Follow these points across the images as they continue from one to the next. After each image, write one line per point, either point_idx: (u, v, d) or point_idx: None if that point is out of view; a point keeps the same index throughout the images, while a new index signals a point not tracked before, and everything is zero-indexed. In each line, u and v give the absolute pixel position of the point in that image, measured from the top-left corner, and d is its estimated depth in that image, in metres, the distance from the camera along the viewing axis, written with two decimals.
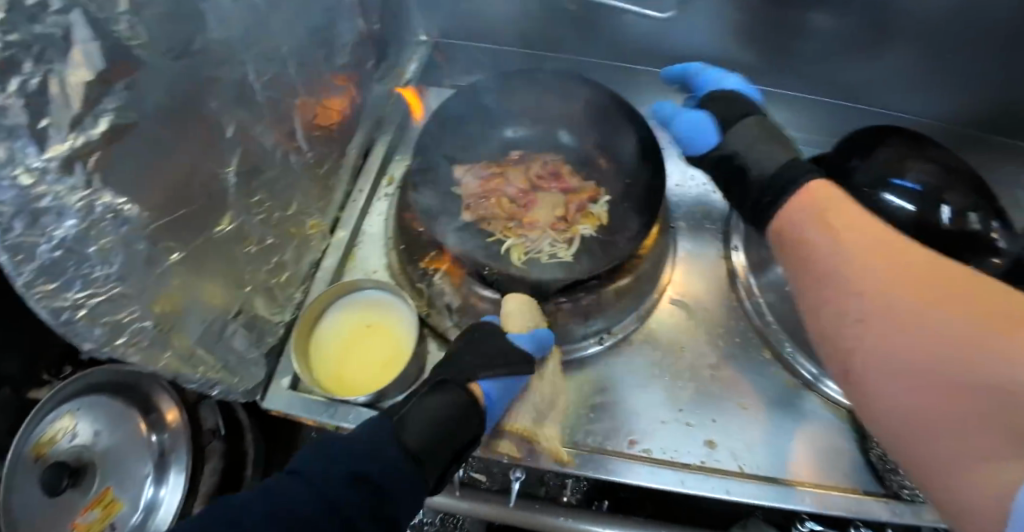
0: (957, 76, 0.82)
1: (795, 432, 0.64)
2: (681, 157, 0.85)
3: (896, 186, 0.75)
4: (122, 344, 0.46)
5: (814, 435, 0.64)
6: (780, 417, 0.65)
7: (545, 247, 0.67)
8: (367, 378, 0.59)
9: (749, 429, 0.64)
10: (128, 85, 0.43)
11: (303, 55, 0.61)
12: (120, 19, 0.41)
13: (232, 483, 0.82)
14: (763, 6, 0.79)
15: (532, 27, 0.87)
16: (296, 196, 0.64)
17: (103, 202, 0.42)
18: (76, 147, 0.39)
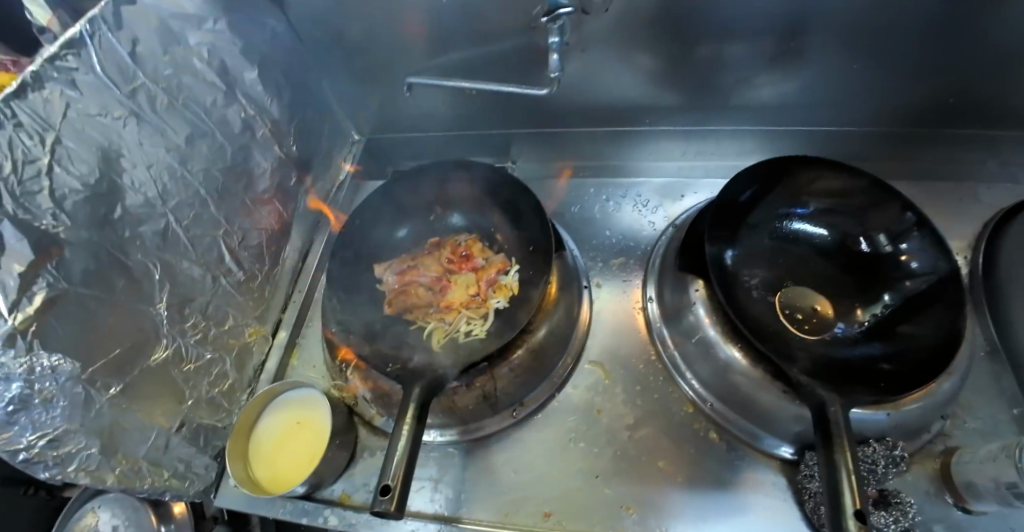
0: (872, 77, 0.83)
1: (722, 490, 0.64)
2: (598, 215, 0.90)
3: (800, 216, 0.78)
4: (73, 470, 0.55)
5: (742, 492, 0.64)
6: (705, 475, 0.65)
7: (462, 326, 0.71)
8: (295, 472, 0.66)
9: (671, 491, 0.64)
10: (56, 263, 0.53)
11: (222, 191, 0.71)
12: (43, 214, 0.52)
13: None
14: (661, 59, 0.82)
15: (448, 115, 0.94)
16: (231, 311, 0.72)
17: (42, 363, 0.52)
18: (16, 324, 0.49)
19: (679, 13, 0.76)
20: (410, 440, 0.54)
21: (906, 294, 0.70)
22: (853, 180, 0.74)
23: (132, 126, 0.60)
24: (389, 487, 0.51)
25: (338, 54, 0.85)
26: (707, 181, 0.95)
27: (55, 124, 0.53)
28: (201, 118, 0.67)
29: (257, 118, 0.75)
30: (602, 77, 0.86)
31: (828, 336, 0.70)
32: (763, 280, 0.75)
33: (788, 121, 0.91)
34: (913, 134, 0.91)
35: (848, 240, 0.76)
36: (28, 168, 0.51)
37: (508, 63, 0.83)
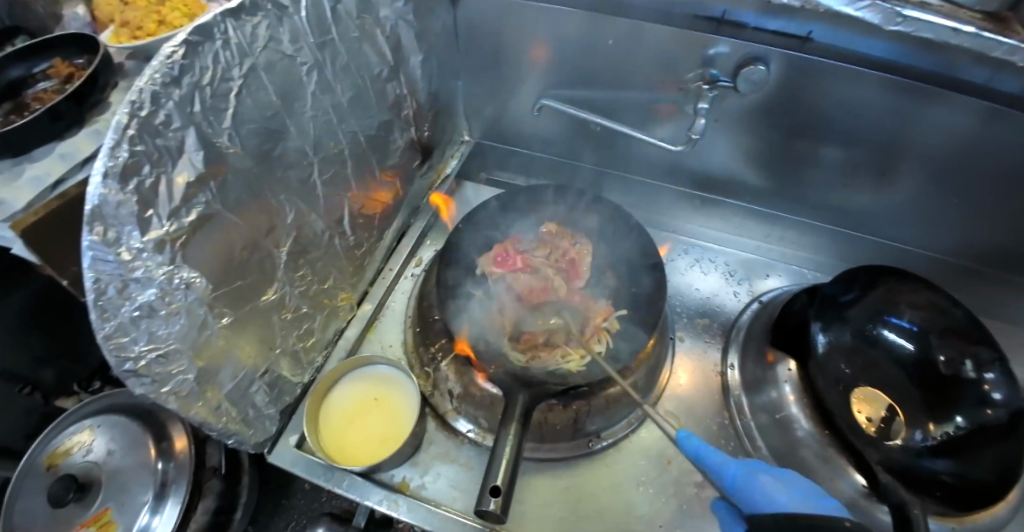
0: (950, 218, 0.86)
1: None
2: (682, 272, 0.95)
3: (893, 324, 0.81)
4: (166, 392, 0.52)
5: None
6: None
7: (558, 361, 0.68)
8: (368, 449, 0.68)
9: None
10: (218, 183, 0.53)
11: (360, 156, 0.73)
12: (222, 132, 0.52)
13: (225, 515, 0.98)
14: (774, 142, 0.86)
15: (563, 140, 0.97)
16: (333, 273, 0.74)
17: (180, 276, 0.50)
18: (170, 232, 0.49)
19: (793, 106, 0.79)
20: (516, 451, 0.55)
21: (982, 421, 0.71)
22: (949, 304, 0.76)
23: (313, 75, 0.62)
24: (501, 489, 0.52)
25: (483, 60, 0.90)
26: (791, 266, 0.97)
27: (255, 53, 0.55)
28: (366, 85, 0.70)
29: (407, 98, 0.79)
30: (719, 143, 0.89)
31: (899, 442, 0.73)
32: (847, 372, 0.79)
33: (871, 230, 0.93)
34: (978, 271, 0.91)
35: (933, 359, 0.78)
36: (222, 85, 0.52)
37: (640, 112, 0.87)
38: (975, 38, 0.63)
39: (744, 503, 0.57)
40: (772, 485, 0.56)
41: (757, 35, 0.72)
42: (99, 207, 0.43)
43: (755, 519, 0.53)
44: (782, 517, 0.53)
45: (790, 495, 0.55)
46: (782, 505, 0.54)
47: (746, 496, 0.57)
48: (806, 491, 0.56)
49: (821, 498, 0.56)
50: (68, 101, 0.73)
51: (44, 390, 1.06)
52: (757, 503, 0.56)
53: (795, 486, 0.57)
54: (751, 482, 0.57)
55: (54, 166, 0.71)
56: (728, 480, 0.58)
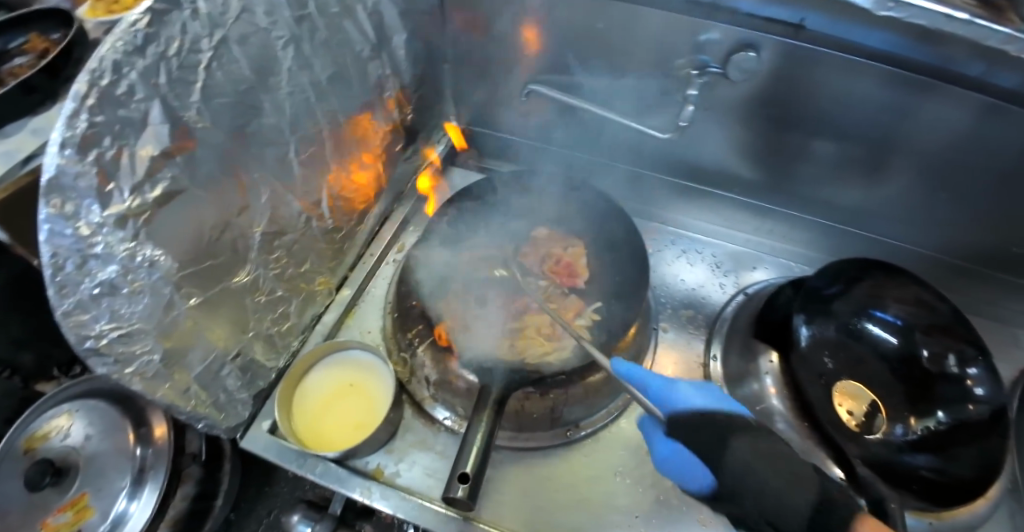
0: (938, 214, 0.85)
1: None
2: (668, 264, 0.94)
3: (878, 318, 0.80)
4: (130, 374, 0.50)
5: None
6: None
7: (528, 348, 0.68)
8: (342, 436, 0.67)
9: None
10: (186, 158, 0.51)
11: (339, 137, 0.71)
12: (190, 106, 0.50)
13: (205, 506, 0.97)
14: (765, 133, 0.84)
15: (551, 127, 0.96)
16: (311, 257, 0.73)
17: (143, 254, 0.49)
18: (132, 207, 0.47)
19: (784, 97, 0.78)
20: (487, 437, 0.55)
21: (965, 417, 0.70)
22: (937, 300, 0.76)
23: (290, 49, 0.60)
24: (469, 476, 0.52)
25: (471, 42, 0.88)
26: (779, 259, 0.97)
27: (227, 24, 0.52)
28: (346, 63, 0.69)
29: (390, 79, 0.78)
30: (709, 133, 0.87)
31: (880, 436, 0.73)
32: (829, 367, 0.77)
33: (861, 225, 0.92)
34: (965, 268, 0.90)
35: (917, 354, 0.77)
36: (190, 56, 0.50)
37: (629, 99, 0.85)
38: (969, 25, 0.61)
39: (663, 404, 0.62)
40: (689, 390, 0.62)
41: (749, 20, 0.69)
42: (56, 179, 0.41)
43: (680, 419, 0.58)
44: (698, 413, 0.59)
45: (698, 395, 0.62)
46: (688, 401, 0.61)
47: (665, 398, 0.62)
48: (710, 391, 0.63)
49: (709, 392, 0.63)
50: (41, 74, 0.71)
51: (23, 372, 1.05)
52: (675, 401, 0.61)
53: (707, 391, 0.63)
54: (671, 389, 0.62)
55: (24, 141, 0.69)
56: (652, 391, 0.63)
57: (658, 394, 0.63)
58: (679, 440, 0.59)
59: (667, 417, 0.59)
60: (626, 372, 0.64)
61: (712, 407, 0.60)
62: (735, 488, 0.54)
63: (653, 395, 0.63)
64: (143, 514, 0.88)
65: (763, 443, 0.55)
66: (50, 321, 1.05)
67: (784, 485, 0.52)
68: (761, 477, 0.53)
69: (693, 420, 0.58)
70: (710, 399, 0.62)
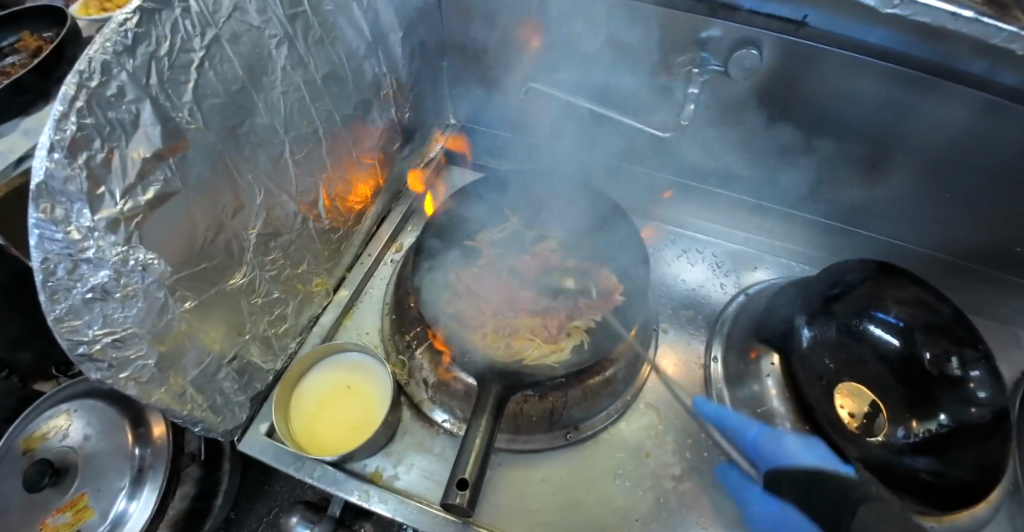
0: (941, 214, 0.84)
1: None
2: (668, 263, 0.94)
3: (879, 319, 0.80)
4: (124, 378, 0.50)
5: None
6: None
7: (528, 352, 0.68)
8: (338, 439, 0.66)
9: None
10: (178, 160, 0.50)
11: (335, 136, 0.71)
12: (182, 106, 0.49)
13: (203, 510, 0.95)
14: (767, 131, 0.83)
15: (550, 125, 0.95)
16: (307, 257, 0.72)
17: (136, 258, 0.48)
18: (124, 211, 0.46)
19: (786, 95, 0.77)
20: (487, 439, 0.54)
21: (967, 419, 0.69)
22: (938, 301, 0.75)
23: (283, 48, 0.59)
24: (468, 483, 0.52)
25: (468, 40, 0.87)
26: (781, 260, 0.95)
27: (218, 23, 0.52)
28: (342, 62, 0.68)
29: (386, 77, 0.77)
30: (710, 131, 0.86)
31: (880, 438, 0.72)
32: (830, 368, 0.77)
33: (862, 224, 0.91)
34: (965, 267, 0.90)
35: (918, 356, 0.76)
36: (181, 56, 0.49)
37: (629, 97, 0.85)
38: (974, 22, 0.61)
39: (763, 460, 0.68)
40: (794, 444, 0.67)
41: (752, 18, 0.69)
42: (46, 183, 0.41)
43: (785, 479, 0.65)
44: (807, 472, 0.65)
45: (806, 451, 0.66)
46: (789, 457, 0.66)
47: (767, 451, 0.68)
48: (814, 445, 0.67)
49: (813, 446, 0.67)
50: (33, 74, 0.70)
51: (21, 373, 1.06)
52: (770, 459, 0.67)
53: (814, 446, 0.67)
54: (772, 439, 0.68)
55: (17, 142, 0.69)
56: (750, 443, 0.69)
57: None
58: (786, 500, 0.66)
59: (768, 472, 0.67)
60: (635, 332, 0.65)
61: (825, 465, 0.65)
62: None
63: None
64: (142, 515, 0.88)
65: (888, 509, 0.62)
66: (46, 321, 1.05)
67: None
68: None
69: None
70: (816, 454, 0.66)
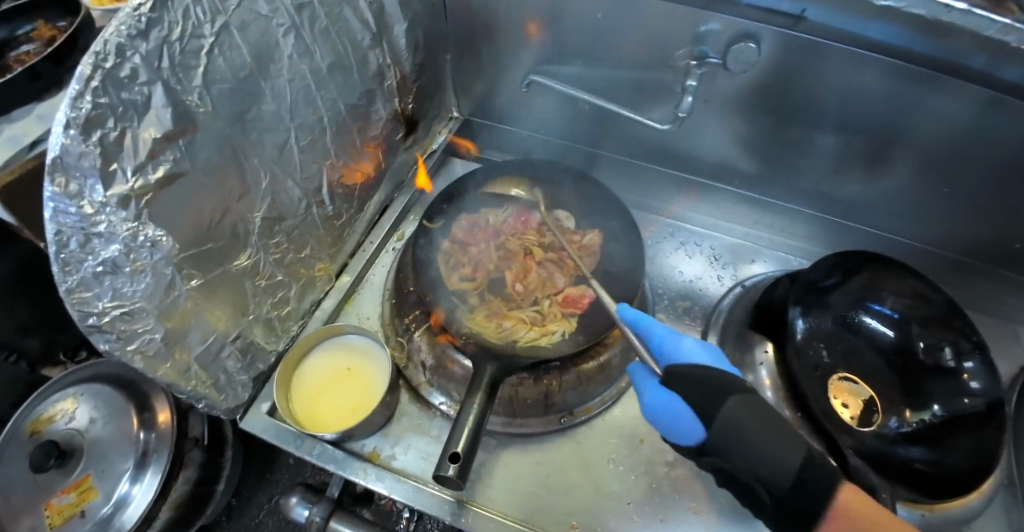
0: (939, 208, 0.85)
1: None
2: (666, 256, 0.95)
3: (874, 311, 0.81)
4: (132, 351, 0.52)
5: None
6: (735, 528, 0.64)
7: (520, 334, 0.69)
8: (338, 418, 0.68)
9: None
10: (187, 141, 0.51)
11: (340, 125, 0.72)
12: (192, 90, 0.51)
13: (202, 504, 0.98)
14: (767, 124, 0.84)
15: (551, 118, 0.97)
16: (311, 242, 0.74)
17: (146, 234, 0.49)
18: (135, 188, 0.47)
19: (784, 88, 0.78)
20: (479, 420, 0.55)
21: (959, 409, 0.70)
22: (933, 292, 0.75)
23: (290, 37, 0.60)
24: (459, 457, 0.53)
25: (472, 32, 0.89)
26: (778, 253, 0.97)
27: (228, 11, 0.53)
28: (347, 51, 0.69)
29: (390, 68, 0.79)
30: (710, 125, 0.87)
31: (875, 428, 0.73)
32: (825, 359, 0.78)
33: (860, 219, 0.92)
34: (963, 263, 0.90)
35: (913, 347, 0.78)
36: (192, 42, 0.50)
37: (629, 91, 0.86)
38: (968, 15, 0.61)
39: (666, 354, 0.62)
40: (691, 345, 0.62)
41: (750, 11, 0.70)
42: (60, 158, 0.42)
43: (681, 377, 0.56)
44: (699, 369, 0.57)
45: (700, 350, 0.62)
46: (690, 354, 0.61)
47: (668, 349, 0.62)
48: (710, 348, 0.63)
49: (710, 349, 0.63)
50: (46, 62, 0.72)
51: (29, 357, 1.08)
52: (677, 353, 0.61)
53: (709, 348, 0.63)
54: (675, 344, 0.62)
55: (31, 126, 0.71)
56: (657, 341, 0.62)
57: (661, 337, 0.62)
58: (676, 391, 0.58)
59: (666, 368, 0.58)
60: (630, 317, 0.63)
61: (714, 365, 0.60)
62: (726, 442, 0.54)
63: (654, 341, 0.63)
64: (145, 497, 0.89)
65: (760, 406, 0.55)
66: (53, 304, 1.08)
67: (773, 443, 0.53)
68: (766, 448, 0.52)
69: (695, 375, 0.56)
70: (712, 358, 0.62)
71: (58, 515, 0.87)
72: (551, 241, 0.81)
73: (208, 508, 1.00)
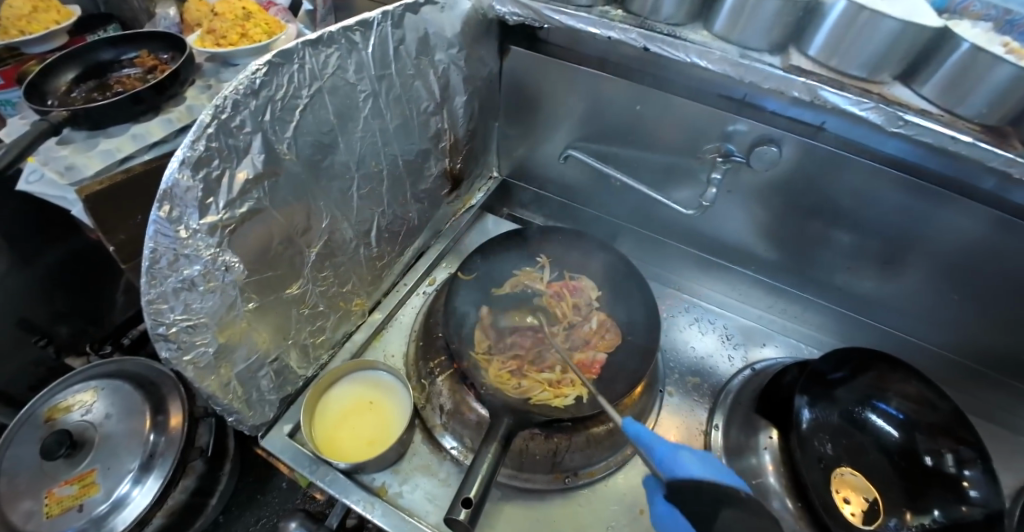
0: (950, 315, 0.88)
1: None
2: (680, 330, 1.00)
3: (881, 410, 0.83)
4: (186, 360, 0.57)
5: None
6: None
7: (534, 392, 0.74)
8: (355, 448, 0.72)
9: None
10: (271, 182, 0.59)
11: (396, 177, 0.80)
12: (283, 140, 0.59)
13: (194, 514, 1.01)
14: (787, 217, 0.90)
15: (585, 188, 1.04)
16: (353, 279, 0.80)
17: (223, 260, 0.56)
18: (223, 220, 0.54)
19: (803, 189, 0.84)
20: (491, 469, 0.59)
21: (959, 517, 0.72)
22: (938, 398, 0.78)
23: (369, 102, 0.69)
24: (471, 502, 0.56)
25: (522, 105, 0.98)
26: (789, 339, 1.01)
27: (323, 78, 0.62)
28: (412, 116, 0.78)
29: (446, 132, 0.87)
30: (734, 212, 0.93)
31: (876, 527, 0.74)
32: (829, 451, 0.80)
33: (871, 316, 0.96)
34: (976, 370, 0.92)
35: (917, 450, 0.79)
36: (291, 101, 0.58)
37: (660, 172, 0.93)
38: (972, 147, 0.65)
39: (665, 470, 0.58)
40: (691, 459, 0.59)
41: (774, 118, 0.78)
42: (170, 189, 0.49)
43: (680, 492, 0.56)
44: (698, 488, 0.56)
45: (699, 464, 0.59)
46: (690, 471, 0.57)
47: (668, 465, 0.59)
48: (710, 461, 0.60)
49: (709, 460, 0.59)
50: (150, 89, 0.80)
51: (58, 343, 1.14)
52: (676, 469, 0.58)
53: (708, 460, 0.60)
54: (674, 456, 0.59)
55: (125, 143, 0.80)
56: (657, 454, 0.60)
57: (662, 454, 0.60)
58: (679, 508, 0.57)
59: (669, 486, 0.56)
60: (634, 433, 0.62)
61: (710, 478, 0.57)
62: None
63: (655, 456, 0.60)
64: (143, 502, 0.90)
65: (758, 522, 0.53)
66: (89, 294, 1.17)
67: None
68: None
69: (692, 497, 0.55)
70: (710, 468, 0.59)
71: (57, 504, 0.88)
72: (564, 302, 0.87)
73: (199, 520, 1.03)
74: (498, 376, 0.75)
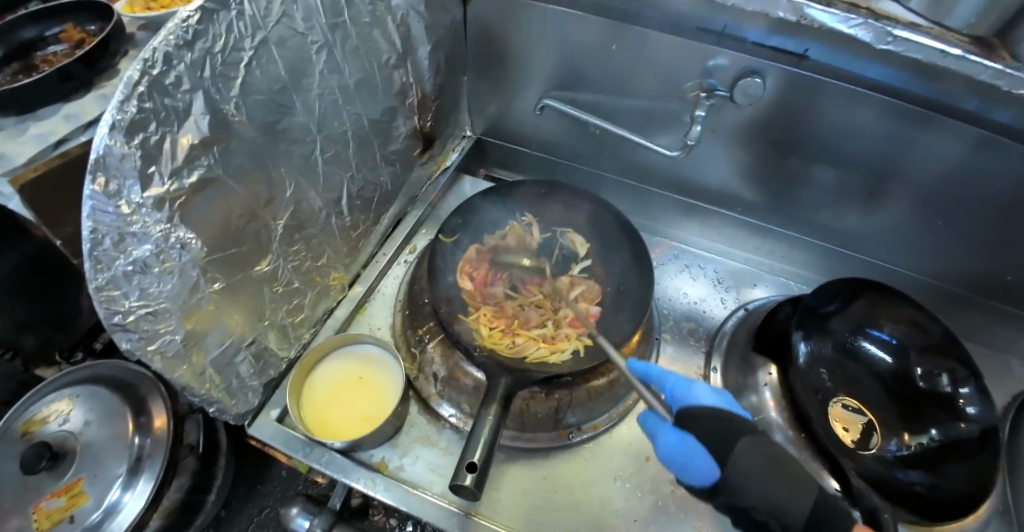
0: (937, 241, 0.87)
1: None
2: (671, 277, 0.98)
3: (873, 337, 0.83)
4: (151, 351, 0.52)
5: None
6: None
7: (530, 350, 0.72)
8: (348, 426, 0.69)
9: None
10: (220, 149, 0.53)
11: (363, 139, 0.75)
12: (229, 100, 0.53)
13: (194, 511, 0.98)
14: (770, 154, 0.87)
15: (563, 140, 1.00)
16: (328, 251, 0.75)
17: (176, 236, 0.51)
18: (170, 191, 0.49)
19: (786, 123, 0.81)
20: (494, 432, 0.56)
21: (956, 435, 0.73)
22: (930, 321, 0.78)
23: (323, 54, 0.63)
24: (477, 466, 0.54)
25: (490, 55, 0.92)
26: (778, 278, 1.00)
27: (268, 27, 0.55)
28: (373, 70, 0.72)
29: (412, 87, 0.82)
30: (717, 153, 0.90)
31: (874, 452, 0.75)
32: (827, 384, 0.80)
33: (857, 249, 0.95)
34: (960, 294, 0.92)
35: (911, 373, 0.80)
36: (233, 54, 0.52)
37: (640, 116, 0.89)
38: (961, 61, 0.63)
39: (678, 401, 0.62)
40: (703, 391, 0.62)
41: (755, 49, 0.74)
42: (103, 157, 0.43)
43: (695, 416, 0.58)
44: (715, 412, 0.58)
45: (711, 395, 0.62)
46: (701, 400, 0.60)
47: (680, 395, 0.62)
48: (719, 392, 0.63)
49: (722, 394, 0.63)
50: (78, 62, 0.73)
51: (24, 355, 1.07)
52: (688, 399, 0.61)
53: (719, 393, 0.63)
54: (686, 389, 0.62)
55: (58, 125, 0.72)
56: (669, 389, 0.63)
57: (674, 386, 0.63)
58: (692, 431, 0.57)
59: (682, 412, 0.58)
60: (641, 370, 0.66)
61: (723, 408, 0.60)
62: (738, 483, 0.54)
63: (666, 388, 0.63)
64: (136, 505, 0.86)
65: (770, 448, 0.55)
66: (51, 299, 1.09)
67: (783, 489, 0.53)
68: (764, 482, 0.53)
69: (710, 421, 0.57)
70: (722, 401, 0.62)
71: (47, 519, 0.83)
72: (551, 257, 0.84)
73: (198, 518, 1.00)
74: (491, 339, 0.72)
